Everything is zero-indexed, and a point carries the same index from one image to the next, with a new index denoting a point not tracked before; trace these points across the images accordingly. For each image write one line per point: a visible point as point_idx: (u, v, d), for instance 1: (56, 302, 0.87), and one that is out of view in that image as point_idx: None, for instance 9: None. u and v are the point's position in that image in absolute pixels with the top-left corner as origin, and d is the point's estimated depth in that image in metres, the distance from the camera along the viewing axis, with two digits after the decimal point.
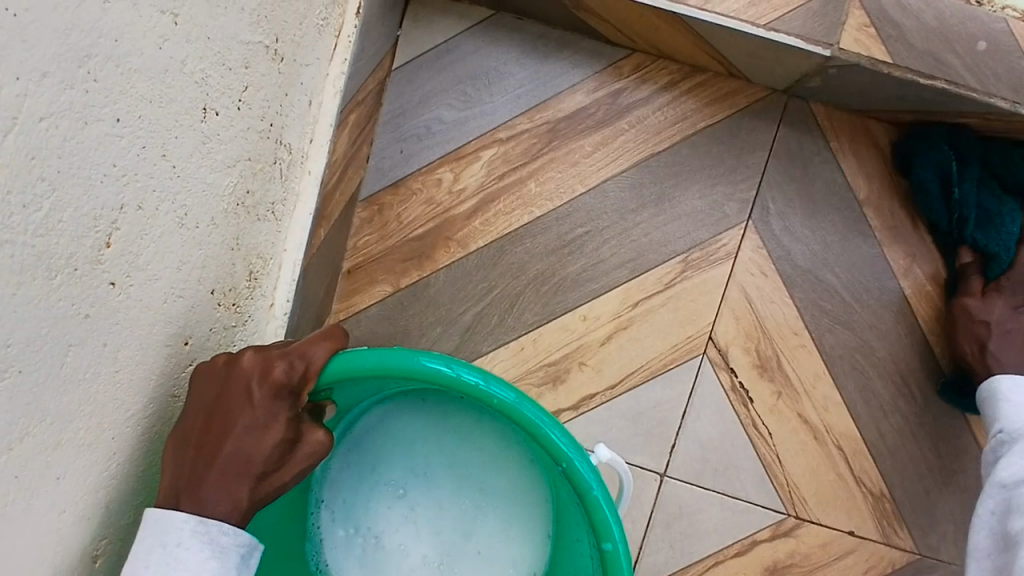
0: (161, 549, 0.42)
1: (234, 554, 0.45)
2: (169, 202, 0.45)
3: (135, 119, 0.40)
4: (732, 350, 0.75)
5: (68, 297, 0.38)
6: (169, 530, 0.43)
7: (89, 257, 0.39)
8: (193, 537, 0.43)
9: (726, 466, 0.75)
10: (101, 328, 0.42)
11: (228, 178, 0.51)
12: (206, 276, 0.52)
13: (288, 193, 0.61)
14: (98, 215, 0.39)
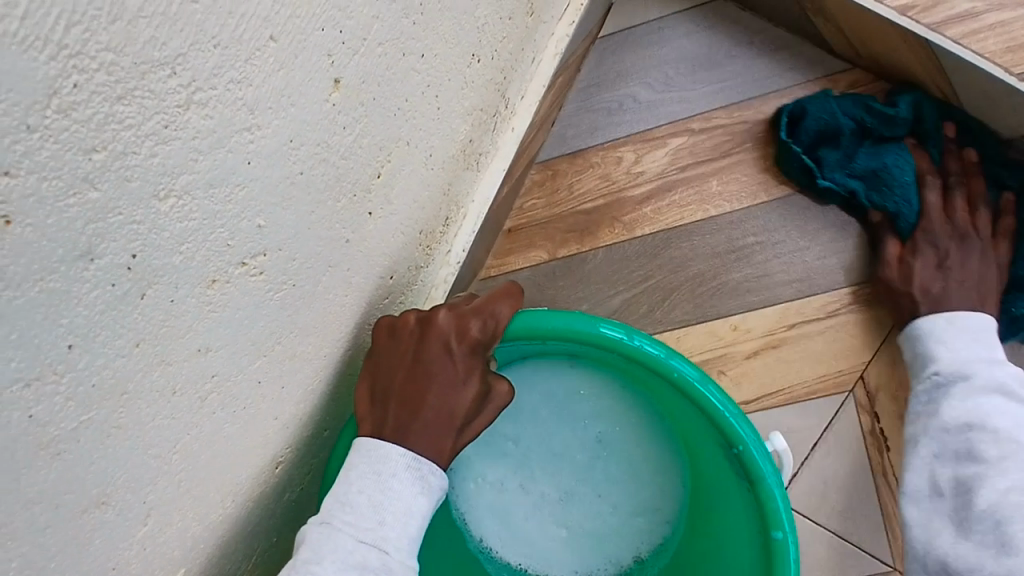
0: (376, 476, 0.43)
1: (436, 497, 0.45)
2: (424, 141, 0.45)
3: (432, 57, 0.40)
4: (881, 394, 0.71)
5: (341, 221, 0.39)
6: (385, 460, 0.44)
7: (365, 184, 0.39)
8: (406, 471, 0.44)
9: (844, 508, 0.70)
10: (349, 256, 0.42)
11: (464, 125, 0.51)
12: (421, 216, 0.52)
13: (491, 145, 0.61)
14: (382, 146, 0.39)
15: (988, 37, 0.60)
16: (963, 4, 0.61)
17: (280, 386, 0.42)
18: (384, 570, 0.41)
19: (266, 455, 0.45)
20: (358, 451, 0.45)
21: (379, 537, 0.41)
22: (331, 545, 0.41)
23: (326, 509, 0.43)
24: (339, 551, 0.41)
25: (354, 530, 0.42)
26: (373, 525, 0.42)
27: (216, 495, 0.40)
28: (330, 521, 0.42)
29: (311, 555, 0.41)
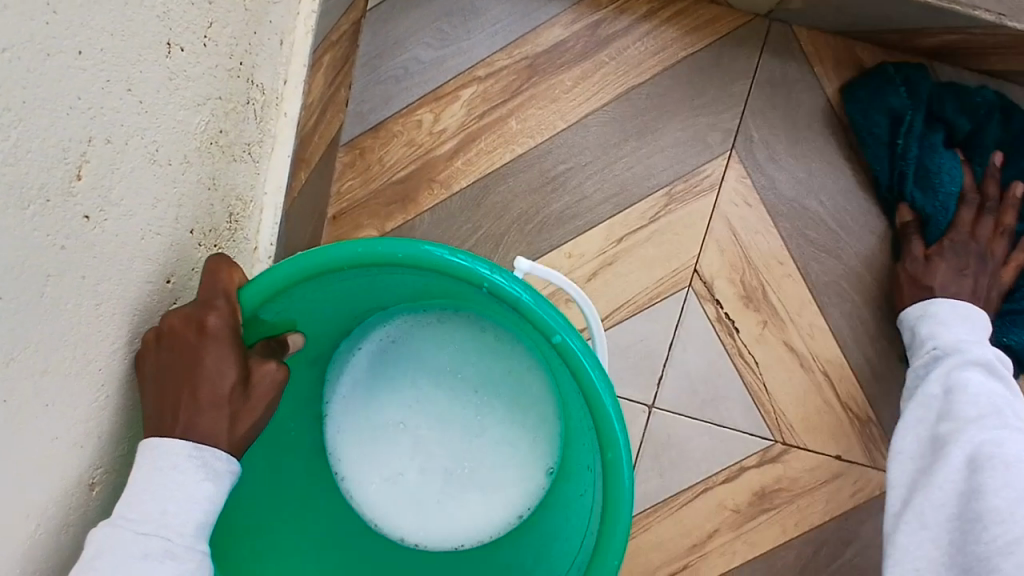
0: (159, 471, 0.44)
1: (226, 479, 0.47)
2: (138, 137, 0.46)
3: (98, 51, 0.40)
4: (719, 281, 0.75)
5: (42, 227, 0.39)
6: (167, 456, 0.45)
7: (60, 188, 0.40)
8: (188, 461, 0.45)
9: (712, 396, 0.76)
10: (77, 261, 0.43)
11: (198, 117, 0.52)
12: (184, 214, 0.53)
13: (263, 133, 0.62)
14: (67, 147, 0.40)
15: None
16: None
17: (43, 404, 0.42)
18: (176, 558, 0.43)
19: (64, 479, 0.46)
20: (142, 451, 0.45)
21: (163, 528, 0.43)
22: (114, 542, 0.42)
23: (115, 508, 0.44)
24: (122, 548, 0.42)
25: (135, 525, 0.43)
26: (154, 517, 0.43)
27: (2, 524, 0.41)
28: (116, 519, 0.43)
29: (91, 553, 0.42)
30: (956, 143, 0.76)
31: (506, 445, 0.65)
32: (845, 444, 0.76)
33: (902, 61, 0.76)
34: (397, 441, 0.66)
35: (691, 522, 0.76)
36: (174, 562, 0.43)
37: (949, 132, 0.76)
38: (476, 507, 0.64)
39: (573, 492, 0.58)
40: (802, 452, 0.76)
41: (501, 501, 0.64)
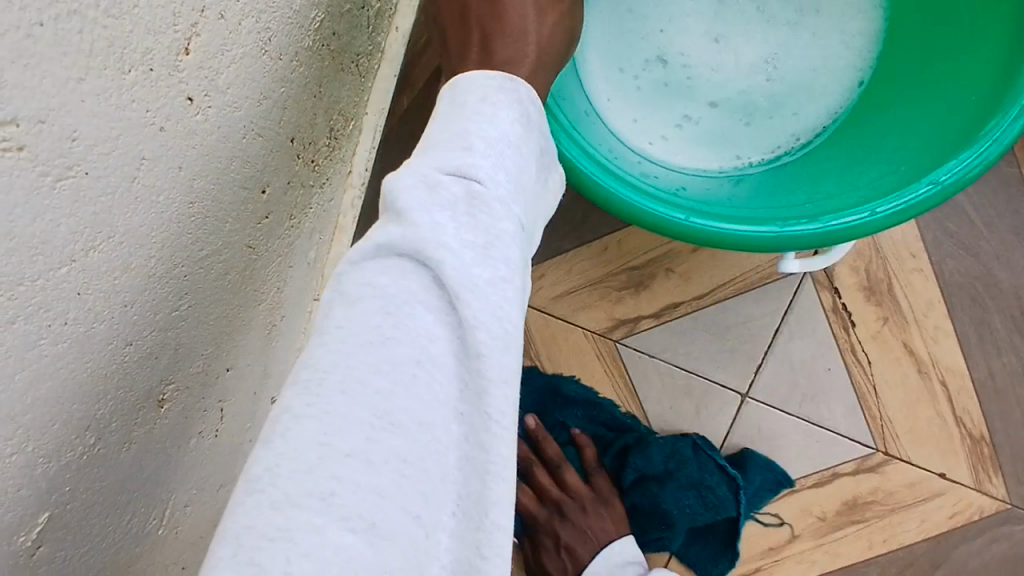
0: (473, 115, 0.32)
1: (536, 127, 0.35)
2: (252, 19, 0.40)
3: None
4: (839, 269, 0.69)
5: (142, 100, 0.34)
6: (475, 89, 0.33)
7: (165, 61, 0.35)
8: (498, 97, 0.33)
9: (814, 393, 0.69)
10: (174, 148, 0.37)
11: (315, 11, 0.46)
12: (287, 119, 0.47)
13: (374, 47, 0.56)
14: (177, 12, 0.34)
15: None
16: None
17: (125, 303, 0.38)
18: (495, 230, 0.30)
19: (138, 388, 0.42)
20: (460, 88, 0.34)
21: (500, 282, 0.30)
22: (409, 227, 0.30)
23: (418, 164, 0.31)
24: (429, 242, 0.29)
25: (456, 214, 0.30)
26: (484, 199, 0.30)
27: (62, 428, 0.36)
28: (421, 185, 0.31)
29: (404, 227, 0.30)
30: None
31: (773, 104, 0.63)
32: (951, 462, 0.69)
33: None
34: (659, 102, 0.63)
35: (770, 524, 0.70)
36: (485, 211, 0.30)
37: None
38: (721, 136, 0.63)
39: (905, 89, 0.56)
40: (904, 465, 0.70)
41: (770, 148, 0.63)
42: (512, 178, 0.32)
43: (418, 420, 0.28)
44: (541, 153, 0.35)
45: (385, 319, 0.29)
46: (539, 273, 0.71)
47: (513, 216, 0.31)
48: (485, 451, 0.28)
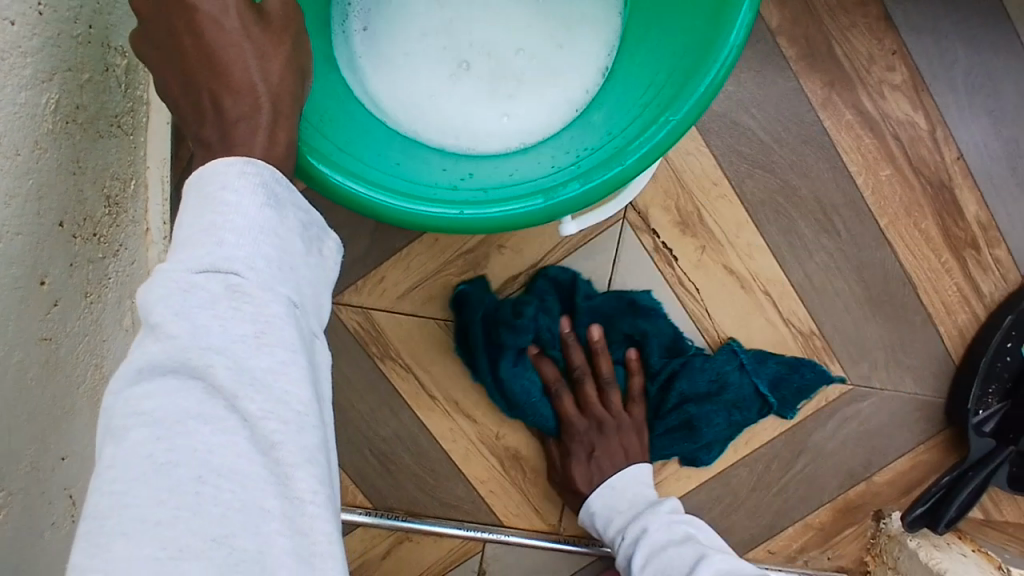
0: (212, 205, 0.32)
1: (293, 200, 0.35)
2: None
3: None
4: (653, 210, 0.72)
5: None
6: (216, 176, 0.33)
7: None
8: (244, 179, 0.33)
9: (655, 328, 0.75)
10: None
11: (45, 95, 0.44)
12: (49, 206, 0.46)
13: (133, 102, 0.55)
14: None
15: None
16: None
17: None
18: (261, 321, 0.31)
19: None
20: (204, 174, 0.33)
21: (282, 368, 0.31)
22: (167, 347, 0.30)
23: (172, 267, 0.31)
24: (189, 355, 0.30)
25: (219, 315, 0.31)
26: (242, 293, 0.31)
27: None
28: (170, 297, 0.31)
29: (164, 343, 0.30)
30: (890, 38, 0.69)
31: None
32: (789, 360, 0.76)
33: None
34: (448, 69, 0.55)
35: (646, 454, 0.78)
36: (250, 307, 0.31)
37: (881, 27, 0.69)
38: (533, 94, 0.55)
39: None
40: None
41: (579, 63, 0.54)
42: (273, 263, 0.33)
43: (236, 511, 0.30)
44: (306, 224, 0.35)
45: (159, 444, 0.29)
46: (381, 276, 0.73)
47: (282, 301, 0.32)
48: (305, 537, 0.31)
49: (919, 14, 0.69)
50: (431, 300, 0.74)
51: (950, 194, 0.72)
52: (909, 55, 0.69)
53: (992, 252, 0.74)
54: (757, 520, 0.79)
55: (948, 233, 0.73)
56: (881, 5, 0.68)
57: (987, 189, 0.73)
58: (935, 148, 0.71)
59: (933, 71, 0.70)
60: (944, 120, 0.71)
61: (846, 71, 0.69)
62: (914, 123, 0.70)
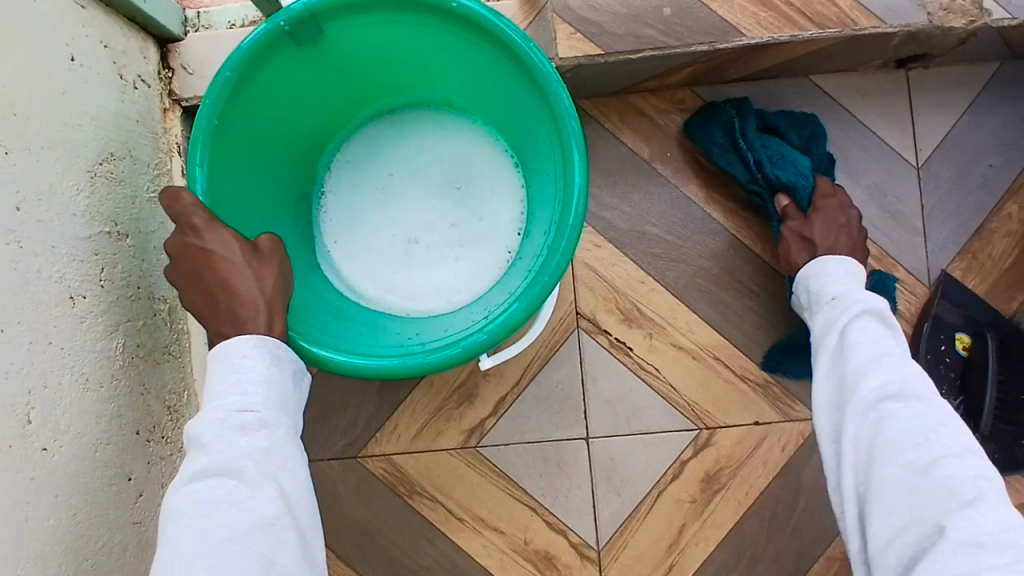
0: (233, 363, 0.48)
1: (289, 362, 0.51)
2: (71, 374, 0.55)
3: (11, 326, 0.49)
4: (599, 314, 0.87)
5: (10, 468, 0.48)
6: (235, 349, 0.49)
7: (17, 434, 0.49)
8: (256, 349, 0.49)
9: (633, 411, 0.87)
10: (48, 483, 0.52)
11: (115, 342, 0.61)
12: (127, 421, 0.62)
13: (178, 334, 0.72)
14: (14, 401, 0.49)
15: None
16: None
17: None
18: (273, 437, 0.46)
19: None
20: (225, 347, 0.49)
21: (288, 467, 0.47)
22: (208, 455, 0.45)
23: (208, 407, 0.46)
24: (224, 459, 0.44)
25: (242, 432, 0.45)
26: (258, 419, 0.46)
27: None
28: (210, 422, 0.46)
29: (208, 454, 0.45)
30: None
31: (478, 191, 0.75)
32: (757, 409, 0.87)
33: (671, 94, 0.87)
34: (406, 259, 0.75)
35: (661, 525, 0.86)
36: (264, 430, 0.46)
37: None
38: (473, 268, 0.74)
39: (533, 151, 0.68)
40: (727, 430, 0.86)
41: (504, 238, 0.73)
42: (276, 403, 0.48)
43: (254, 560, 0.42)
44: (295, 372, 0.51)
45: (206, 517, 0.43)
46: (396, 423, 0.87)
47: (285, 428, 0.48)
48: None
49: (758, 116, 0.86)
50: (441, 434, 0.87)
51: None
52: None
53: (894, 276, 0.86)
54: (779, 564, 0.86)
55: None
56: None
57: (869, 227, 0.86)
58: None
59: None
60: None
61: (715, 173, 0.87)
62: None
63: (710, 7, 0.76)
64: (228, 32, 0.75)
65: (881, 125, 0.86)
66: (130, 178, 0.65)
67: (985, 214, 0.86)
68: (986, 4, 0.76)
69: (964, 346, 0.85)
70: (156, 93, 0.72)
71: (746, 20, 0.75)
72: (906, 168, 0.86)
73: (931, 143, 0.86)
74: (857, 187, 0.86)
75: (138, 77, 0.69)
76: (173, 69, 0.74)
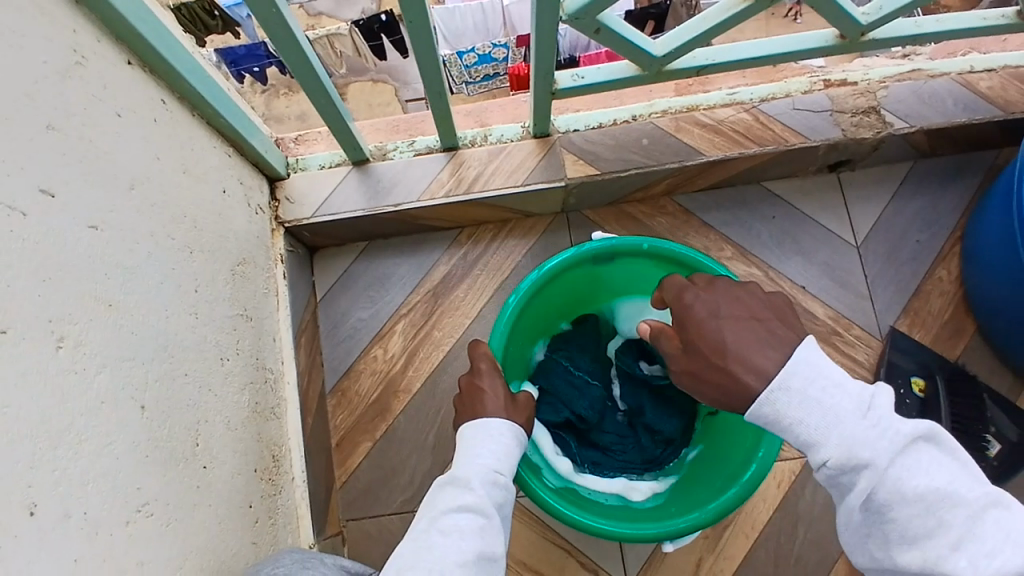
0: (492, 434, 0.65)
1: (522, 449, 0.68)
2: (219, 418, 0.73)
3: (187, 372, 0.68)
4: None
5: (188, 474, 0.65)
6: (496, 426, 0.66)
7: (191, 450, 0.67)
8: (507, 431, 0.67)
9: None
10: (206, 493, 0.68)
11: (241, 396, 0.80)
12: (249, 460, 0.79)
13: (278, 400, 0.90)
14: (189, 427, 0.67)
15: (495, 177, 0.99)
16: (481, 162, 1.00)
17: None
18: (502, 496, 0.62)
19: None
20: (486, 422, 0.67)
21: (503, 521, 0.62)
22: (460, 494, 0.60)
23: (466, 459, 0.63)
24: (471, 499, 0.59)
25: (488, 487, 0.61)
26: (501, 480, 0.62)
27: None
28: (467, 468, 0.62)
29: (460, 492, 0.60)
30: (714, 232, 1.09)
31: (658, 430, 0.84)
32: None
33: (655, 202, 1.10)
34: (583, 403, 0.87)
35: (680, 559, 0.99)
36: (500, 490, 0.62)
37: (706, 229, 1.09)
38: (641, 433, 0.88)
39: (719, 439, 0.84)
40: None
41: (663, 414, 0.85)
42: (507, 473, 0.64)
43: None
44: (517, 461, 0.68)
45: (446, 536, 0.57)
46: None
47: (510, 494, 0.64)
48: None
49: (726, 214, 1.09)
50: None
51: (802, 307, 1.06)
52: (730, 237, 1.09)
53: (852, 333, 1.05)
54: None
55: (814, 331, 1.05)
56: (700, 217, 1.09)
57: (827, 294, 1.06)
58: (774, 284, 1.07)
59: (750, 242, 1.08)
60: (772, 266, 1.07)
61: None
62: (753, 272, 1.07)
63: (678, 135, 1.00)
64: (320, 172, 1.01)
65: (825, 215, 1.09)
66: (254, 277, 0.88)
67: (919, 278, 1.07)
68: (887, 120, 1.01)
69: (920, 388, 1.02)
70: (268, 217, 0.96)
71: (704, 144, 0.99)
72: (848, 246, 1.08)
73: (865, 227, 1.09)
74: (811, 265, 1.07)
75: (258, 206, 0.94)
76: (279, 201, 0.98)
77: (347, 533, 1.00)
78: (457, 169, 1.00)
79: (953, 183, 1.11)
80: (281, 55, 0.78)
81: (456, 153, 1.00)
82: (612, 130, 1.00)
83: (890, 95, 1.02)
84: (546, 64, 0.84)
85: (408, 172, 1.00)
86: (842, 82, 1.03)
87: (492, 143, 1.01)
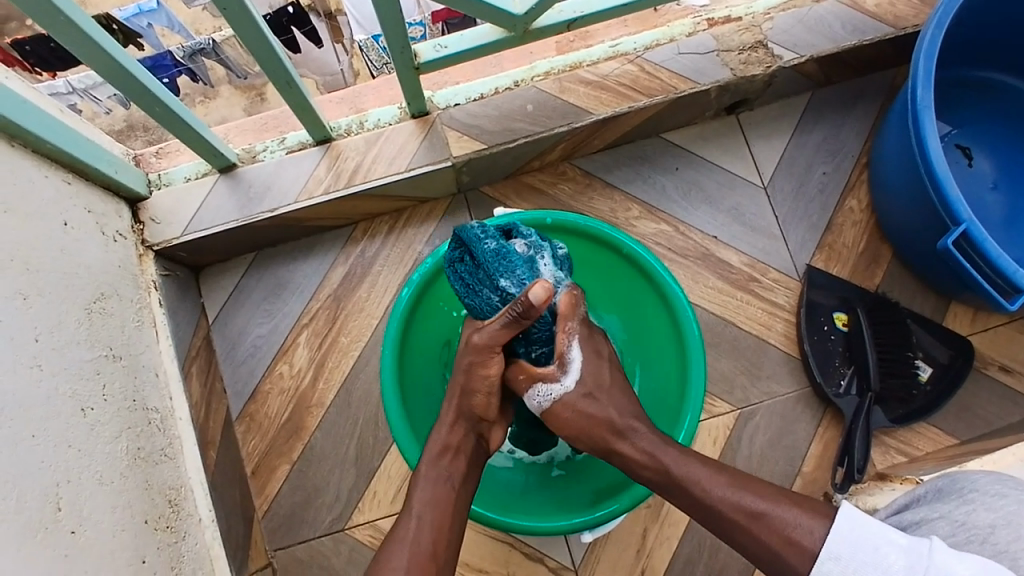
0: None
1: None
2: (89, 474, 0.65)
3: (35, 437, 0.59)
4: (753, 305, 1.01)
5: (48, 547, 0.57)
6: None
7: (49, 517, 0.58)
8: None
9: None
10: (79, 559, 0.61)
11: (121, 445, 0.72)
12: (136, 510, 0.72)
13: (171, 439, 0.83)
14: (46, 490, 0.59)
15: (377, 167, 0.92)
16: (357, 156, 0.93)
17: None
18: None
19: None
20: None
21: None
22: None
23: None
24: None
25: None
26: None
27: None
28: None
29: None
30: (618, 193, 1.04)
31: None
32: None
33: (555, 169, 1.05)
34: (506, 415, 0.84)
35: (625, 534, 0.96)
36: None
37: (609, 190, 1.04)
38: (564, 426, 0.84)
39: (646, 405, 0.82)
40: None
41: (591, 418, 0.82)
42: None
43: None
44: None
45: None
46: (374, 491, 0.96)
47: None
48: None
49: (628, 172, 1.05)
50: None
51: (715, 257, 1.02)
52: (636, 197, 1.04)
53: (768, 276, 1.02)
54: (738, 549, 0.96)
55: (732, 279, 1.02)
56: (601, 178, 1.05)
57: (737, 240, 1.03)
58: (683, 237, 1.03)
59: (655, 198, 1.04)
60: (682, 219, 1.04)
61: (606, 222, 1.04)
62: (662, 229, 1.03)
63: (560, 97, 0.94)
64: (186, 185, 0.93)
65: (727, 159, 1.06)
66: (118, 311, 0.80)
67: (831, 210, 1.04)
68: (775, 53, 0.96)
69: (844, 323, 1.00)
70: (132, 242, 0.88)
71: (592, 103, 0.95)
72: (755, 188, 1.05)
73: (770, 166, 1.06)
74: (720, 212, 1.04)
75: (118, 233, 0.86)
76: (144, 222, 0.91)
77: (275, 564, 0.95)
78: (335, 163, 0.93)
79: (856, 107, 1.07)
80: (82, 58, 0.67)
81: (331, 145, 0.93)
82: (491, 102, 0.94)
83: (775, 26, 0.97)
84: (400, 38, 0.76)
85: (282, 173, 0.93)
86: (726, 18, 0.97)
87: (369, 130, 0.94)
